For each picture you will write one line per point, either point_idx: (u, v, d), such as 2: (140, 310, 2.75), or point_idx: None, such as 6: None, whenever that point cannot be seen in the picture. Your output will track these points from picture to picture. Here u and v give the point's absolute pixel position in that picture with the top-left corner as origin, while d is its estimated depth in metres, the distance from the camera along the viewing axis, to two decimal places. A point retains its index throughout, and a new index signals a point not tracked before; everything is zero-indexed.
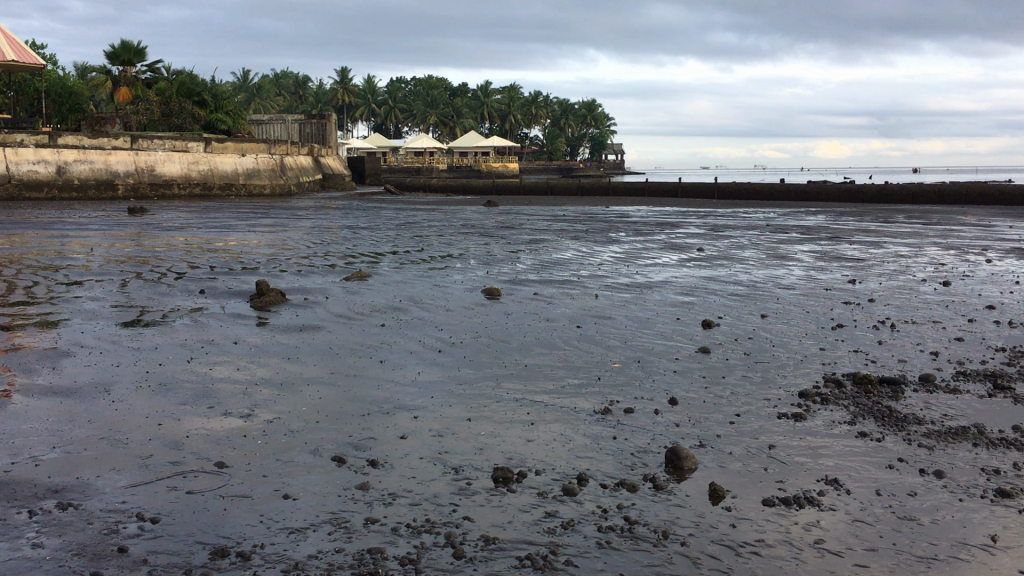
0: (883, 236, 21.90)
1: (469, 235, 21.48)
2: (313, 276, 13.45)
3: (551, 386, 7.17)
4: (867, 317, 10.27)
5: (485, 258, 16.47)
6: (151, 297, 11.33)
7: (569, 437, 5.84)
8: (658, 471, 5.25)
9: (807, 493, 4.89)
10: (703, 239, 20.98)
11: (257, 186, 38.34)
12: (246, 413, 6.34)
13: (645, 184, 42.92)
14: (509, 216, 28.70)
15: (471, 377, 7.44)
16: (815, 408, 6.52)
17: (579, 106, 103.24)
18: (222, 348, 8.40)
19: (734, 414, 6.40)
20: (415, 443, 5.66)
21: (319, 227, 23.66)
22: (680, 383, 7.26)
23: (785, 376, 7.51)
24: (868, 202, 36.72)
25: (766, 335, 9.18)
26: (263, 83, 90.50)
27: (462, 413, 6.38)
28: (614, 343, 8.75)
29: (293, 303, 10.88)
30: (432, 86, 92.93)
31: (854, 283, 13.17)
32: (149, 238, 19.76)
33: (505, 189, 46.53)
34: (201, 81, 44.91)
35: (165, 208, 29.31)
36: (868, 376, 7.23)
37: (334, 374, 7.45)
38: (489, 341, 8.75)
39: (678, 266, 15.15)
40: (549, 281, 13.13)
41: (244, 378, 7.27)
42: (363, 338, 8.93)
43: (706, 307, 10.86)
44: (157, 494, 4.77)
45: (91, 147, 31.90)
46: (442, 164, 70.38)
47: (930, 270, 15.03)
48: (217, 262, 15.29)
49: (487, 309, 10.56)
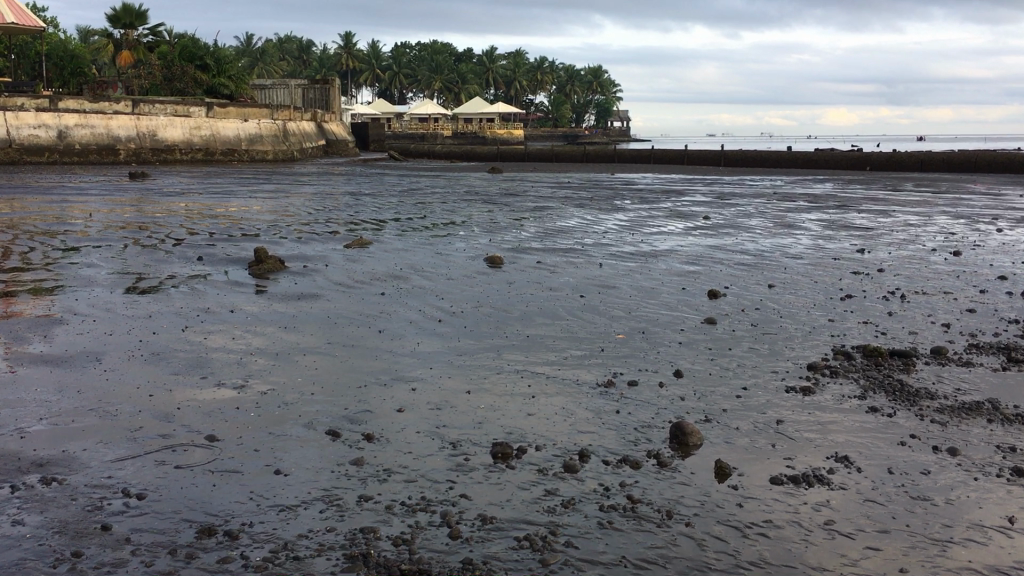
0: (892, 205, 21.65)
1: (472, 203, 21.23)
2: (313, 243, 13.25)
3: (553, 358, 7.01)
4: (877, 288, 10.05)
5: (489, 225, 16.30)
6: (148, 264, 11.15)
7: (570, 411, 5.68)
8: (662, 446, 5.09)
9: (817, 471, 4.72)
10: (709, 207, 20.73)
11: (259, 151, 38.00)
12: (239, 384, 6.18)
13: (651, 151, 42.54)
14: (513, 183, 28.43)
15: (471, 347, 7.28)
16: (823, 381, 6.36)
17: (585, 73, 102.59)
18: (218, 316, 8.24)
19: (741, 388, 6.23)
20: (413, 417, 5.50)
21: (321, 194, 23.42)
22: (686, 355, 7.09)
23: (794, 349, 7.33)
24: (877, 170, 36.36)
25: (773, 305, 9.00)
26: (266, 48, 89.87)
27: (461, 385, 6.22)
28: (618, 313, 8.58)
29: (292, 271, 10.72)
30: (435, 51, 92.21)
31: (863, 252, 12.96)
32: (149, 203, 19.56)
33: (509, 156, 46.18)
34: (203, 45, 44.49)
35: (166, 173, 29.11)
36: (879, 348, 7.05)
37: (331, 344, 7.28)
38: (491, 311, 8.58)
39: (684, 235, 14.96)
40: (553, 249, 12.92)
41: (239, 348, 7.11)
42: (362, 306, 8.77)
43: (713, 277, 10.64)
44: (145, 468, 4.62)
45: (92, 111, 31.62)
46: (447, 130, 69.98)
47: (940, 239, 14.81)
48: (217, 228, 15.14)
49: (489, 278, 10.36)
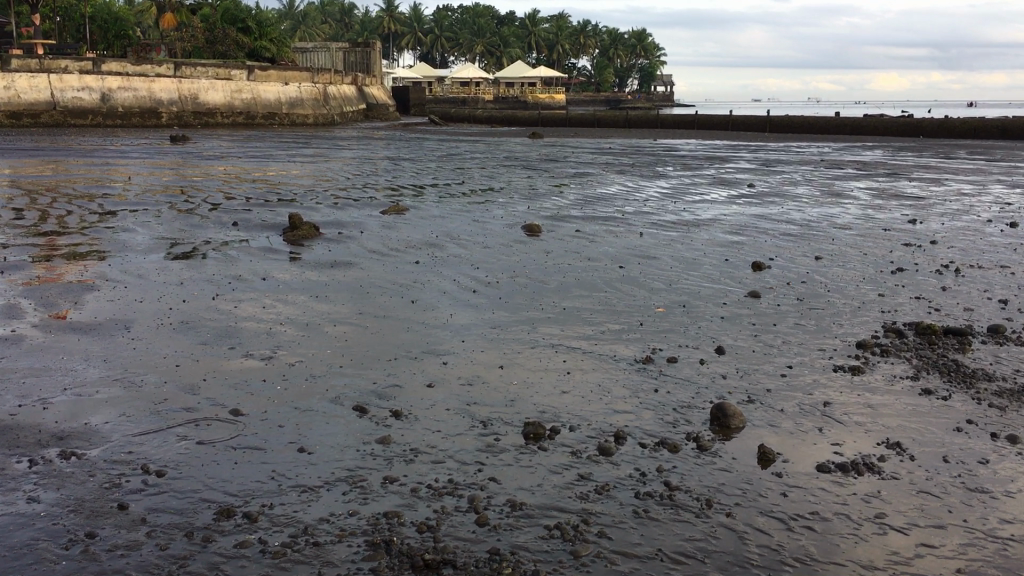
0: (944, 174, 20.99)
1: (512, 169, 20.92)
2: (350, 209, 13.10)
3: (590, 331, 6.78)
4: (930, 261, 9.64)
5: (528, 192, 16.04)
6: (183, 229, 11.07)
7: (607, 389, 5.47)
8: (702, 428, 4.87)
9: (867, 458, 4.47)
10: (754, 174, 20.23)
11: (300, 115, 37.91)
12: (268, 355, 6.05)
13: (695, 116, 41.77)
14: (554, 149, 28.01)
15: (506, 319, 7.08)
16: (873, 361, 6.07)
17: (628, 36, 101.09)
18: (249, 284, 8.12)
19: (786, 366, 5.96)
20: (443, 393, 5.32)
21: (361, 158, 23.26)
22: (728, 330, 6.82)
23: (842, 325, 7.01)
24: (928, 137, 35.34)
25: (820, 279, 8.66)
26: (308, 11, 89.70)
27: (494, 360, 6.04)
28: (658, 286, 8.30)
29: (326, 237, 10.57)
30: (478, 15, 91.37)
31: (915, 223, 12.51)
32: (188, 167, 19.52)
33: (551, 121, 45.66)
34: (246, 7, 44.34)
35: (207, 137, 29.16)
36: (932, 326, 6.72)
37: (362, 315, 7.12)
38: (527, 281, 8.36)
39: (727, 203, 14.58)
40: (593, 217, 12.62)
41: (269, 318, 6.98)
42: (396, 275, 8.60)
43: (757, 248, 10.30)
44: (166, 444, 4.50)
45: (135, 73, 31.71)
46: (488, 94, 69.38)
47: (995, 210, 14.26)
48: (254, 193, 15.05)
49: (526, 247, 10.12)
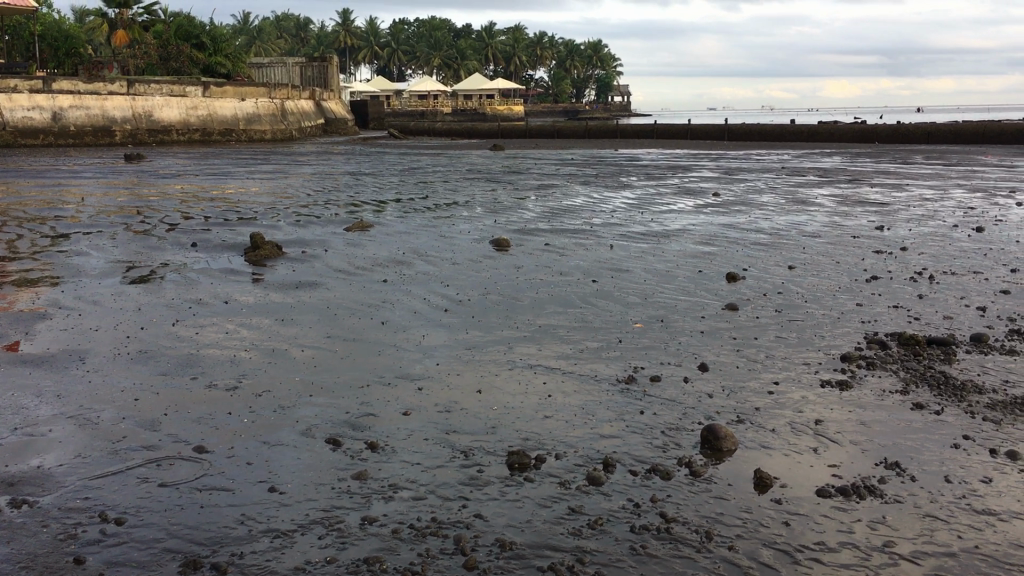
0: (904, 179, 21.12)
1: (475, 181, 20.69)
2: (313, 227, 12.78)
3: (568, 351, 6.56)
4: (903, 268, 9.57)
5: (492, 205, 15.83)
6: (140, 251, 10.70)
7: (591, 412, 5.25)
8: (693, 452, 4.66)
9: (867, 481, 4.30)
10: (717, 183, 20.20)
11: (258, 131, 37.41)
12: (233, 385, 5.74)
13: (654, 126, 41.87)
14: (516, 161, 27.82)
15: (480, 340, 6.83)
16: (860, 374, 5.92)
17: (585, 47, 101.58)
18: (210, 309, 7.79)
19: (772, 382, 5.78)
20: (420, 421, 5.07)
21: (321, 174, 22.89)
22: (710, 346, 6.63)
23: (824, 337, 6.86)
24: (884, 143, 35.68)
25: (796, 289, 8.53)
26: (263, 27, 88.96)
27: (471, 384, 5.79)
28: (633, 300, 8.11)
29: (290, 257, 10.25)
30: (435, 28, 91.17)
31: (883, 230, 12.47)
32: (144, 186, 19.06)
33: (511, 132, 45.53)
34: (199, 23, 43.72)
35: (163, 155, 28.60)
36: (915, 336, 6.59)
37: (331, 339, 6.84)
38: (499, 299, 8.12)
39: (695, 213, 14.48)
40: (561, 230, 12.42)
41: (233, 344, 6.67)
42: (364, 295, 8.32)
43: (729, 258, 10.16)
44: (126, 488, 4.20)
45: (87, 92, 31.06)
46: (447, 107, 69.17)
47: (959, 214, 14.30)
48: (212, 211, 14.65)
49: (496, 263, 9.89)
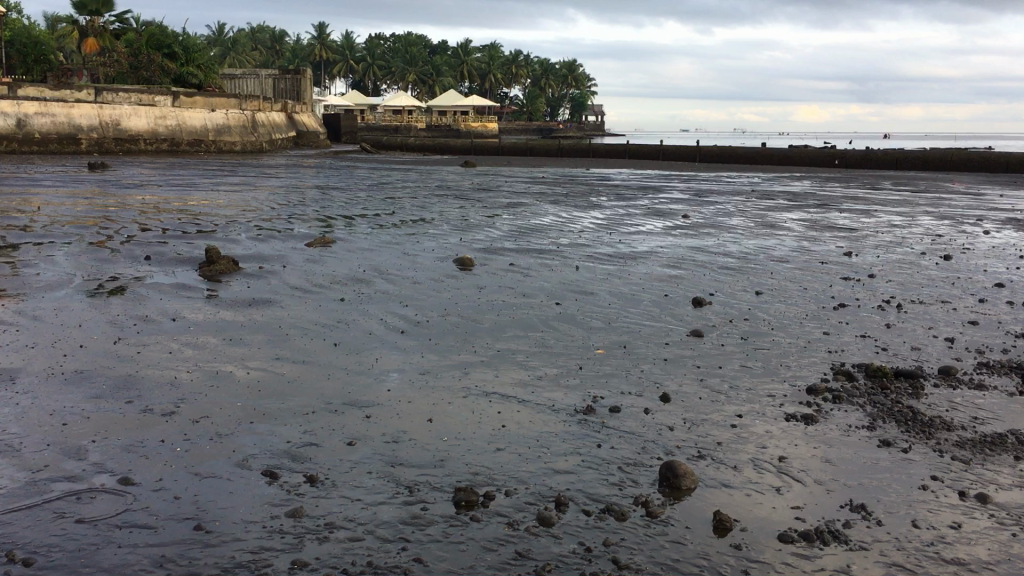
0: (872, 204, 21.18)
1: (443, 198, 20.46)
2: (273, 241, 12.47)
3: (526, 377, 6.31)
4: (871, 296, 9.44)
5: (460, 222, 15.62)
6: (91, 263, 10.35)
7: (546, 445, 5.00)
8: (651, 490, 4.42)
9: (831, 525, 4.10)
10: (687, 205, 20.10)
11: (227, 143, 36.94)
12: (170, 410, 5.42)
13: (626, 145, 41.90)
14: (487, 178, 27.61)
15: (436, 364, 6.57)
16: (826, 408, 5.73)
17: (560, 66, 102.05)
18: (156, 326, 7.47)
19: (735, 416, 5.56)
20: (365, 453, 4.80)
21: (288, 187, 22.55)
22: (672, 374, 6.42)
23: (790, 367, 6.67)
24: (854, 168, 35.93)
25: (763, 316, 8.37)
26: (238, 38, 88.57)
27: (422, 411, 5.53)
28: (597, 324, 7.89)
29: (246, 273, 9.96)
30: (410, 43, 91.06)
31: (851, 256, 12.39)
32: (104, 195, 18.62)
33: (483, 149, 45.39)
34: (172, 32, 42.86)
35: (128, 164, 28.13)
36: (882, 368, 6.42)
37: (280, 361, 6.54)
38: (459, 321, 7.87)
39: (664, 235, 14.36)
40: (527, 249, 12.20)
41: (176, 365, 6.36)
42: (319, 314, 8.03)
43: (696, 282, 9.98)
44: (40, 523, 3.90)
45: (53, 99, 30.55)
46: (421, 122, 68.96)
47: (928, 242, 14.27)
48: (172, 223, 14.33)
49: (458, 282, 9.64)
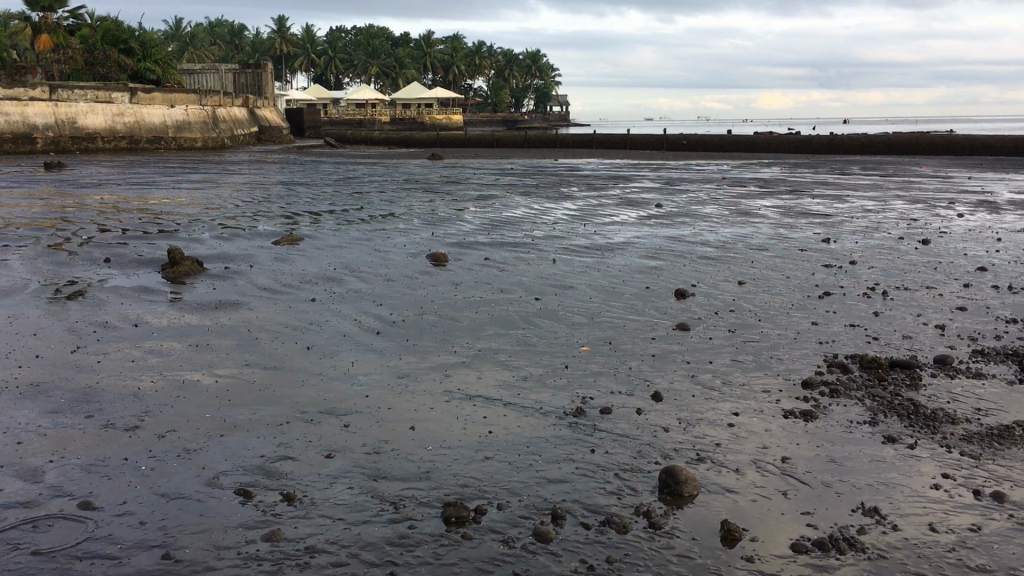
0: (843, 190, 21.09)
1: (411, 192, 20.10)
2: (238, 240, 12.07)
3: (510, 378, 6.03)
4: (855, 284, 9.26)
5: (430, 216, 15.29)
6: (47, 267, 9.90)
7: (537, 451, 4.73)
8: (651, 498, 4.17)
9: (845, 531, 3.86)
10: (659, 194, 19.89)
11: (188, 139, 36.23)
12: (133, 424, 5.07)
13: (593, 135, 41.68)
14: (455, 170, 27.21)
15: (415, 366, 6.27)
16: (824, 403, 5.51)
17: (524, 57, 101.67)
18: (117, 333, 7.08)
19: (732, 414, 5.33)
20: (346, 465, 4.50)
21: (252, 184, 22.05)
22: (661, 371, 6.17)
23: (782, 361, 6.44)
24: (820, 153, 35.98)
25: (748, 307, 8.15)
26: (196, 33, 87.25)
27: (404, 418, 5.23)
28: (579, 320, 7.62)
29: (211, 274, 9.57)
30: (372, 36, 90.03)
31: (830, 242, 12.22)
32: (60, 196, 18.06)
33: (449, 141, 44.98)
34: (128, 27, 42.21)
35: (85, 163, 27.44)
36: (877, 359, 6.23)
37: (250, 367, 6.20)
38: (436, 320, 7.57)
39: (638, 225, 14.12)
40: (501, 243, 11.90)
41: (138, 375, 5.99)
42: (290, 316, 7.69)
43: (676, 273, 9.75)
44: None
45: (6, 98, 29.75)
46: (385, 116, 68.24)
47: (903, 227, 14.16)
48: (131, 224, 13.87)
49: (432, 279, 9.33)
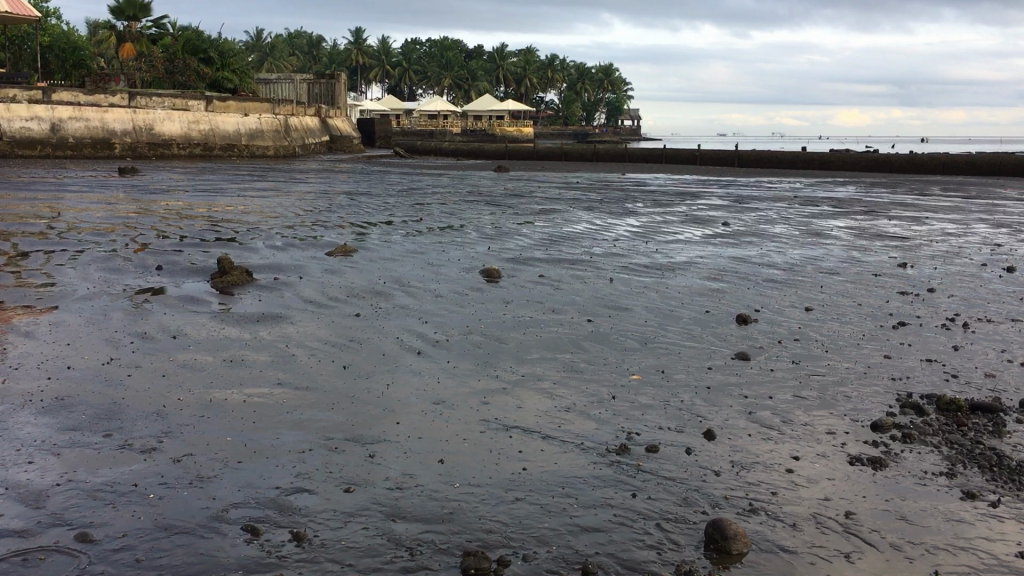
0: (922, 211, 20.24)
1: (474, 205, 19.89)
2: (293, 250, 11.93)
3: (553, 408, 5.64)
4: (933, 313, 8.65)
5: (490, 230, 15.02)
6: (99, 274, 9.84)
7: (574, 493, 4.34)
8: (694, 554, 3.75)
9: None
10: (727, 211, 19.31)
11: (260, 147, 36.64)
12: (151, 446, 4.82)
13: (663, 150, 41.08)
14: (520, 183, 27.01)
15: (454, 391, 5.93)
16: (896, 450, 5.02)
17: (596, 71, 101.41)
18: (153, 345, 6.88)
19: (792, 458, 4.86)
20: (366, 501, 4.17)
21: (316, 193, 22.08)
22: (716, 407, 5.71)
23: (850, 399, 5.93)
24: (898, 172, 34.82)
25: (814, 336, 7.63)
26: (276, 44, 89.12)
27: (435, 450, 4.89)
28: (632, 345, 7.20)
29: (259, 285, 9.39)
30: (446, 48, 90.60)
31: (906, 267, 11.56)
32: (128, 202, 18.21)
33: (518, 153, 44.82)
34: (207, 37, 43.16)
35: (158, 168, 27.84)
36: (956, 401, 5.69)
37: (281, 387, 5.92)
38: (483, 340, 7.23)
39: (703, 243, 13.64)
40: (558, 259, 11.52)
41: (165, 392, 5.75)
42: (332, 332, 7.42)
43: (739, 297, 9.26)
44: None
45: (88, 104, 30.44)
46: (456, 128, 68.54)
47: (987, 252, 13.39)
48: (191, 231, 13.85)
49: (483, 296, 9.00)
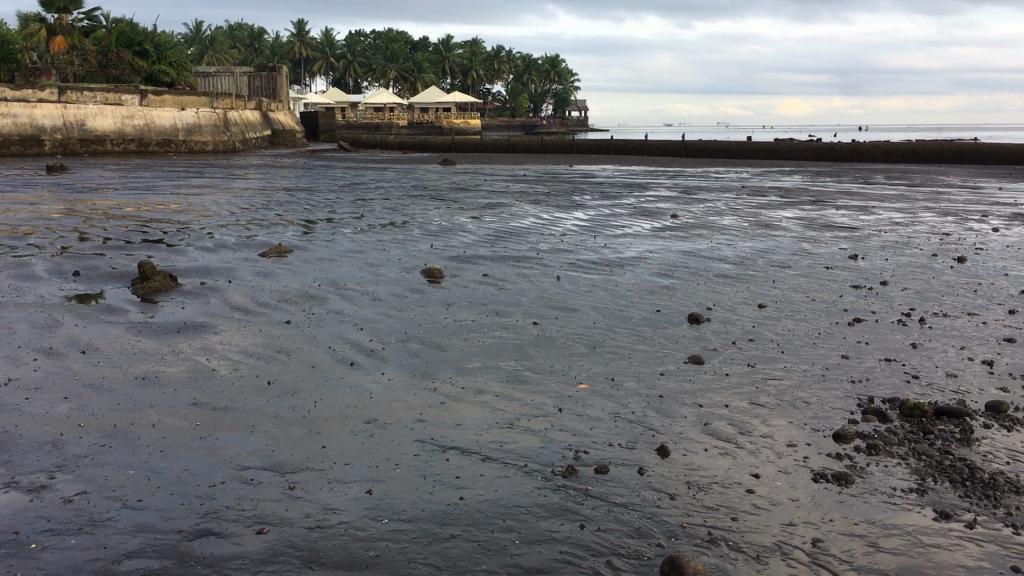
0: (869, 200, 20.22)
1: (418, 199, 19.38)
2: (224, 251, 11.33)
3: (495, 424, 5.20)
4: (888, 308, 8.39)
5: (434, 226, 14.55)
6: (10, 281, 9.16)
7: (517, 526, 3.91)
8: None
9: None
10: (675, 203, 19.07)
11: (198, 143, 35.56)
12: (40, 483, 4.27)
13: (610, 141, 40.87)
14: (466, 176, 26.54)
15: (386, 407, 5.46)
16: (863, 463, 4.68)
17: (543, 62, 101.12)
18: (59, 362, 6.29)
19: (752, 476, 4.49)
20: (280, 544, 3.70)
21: (255, 190, 21.32)
22: (670, 419, 5.31)
23: (809, 405, 5.58)
24: (842, 160, 35.01)
25: (769, 335, 7.30)
26: (215, 37, 87.04)
27: (362, 478, 4.41)
28: (580, 350, 6.79)
29: (184, 290, 8.81)
30: (390, 40, 89.52)
31: (858, 259, 11.35)
32: (54, 202, 17.30)
33: (465, 146, 44.28)
34: (142, 29, 41.69)
35: (90, 166, 26.76)
36: (920, 406, 5.37)
37: (196, 407, 5.39)
38: (421, 348, 6.77)
39: (652, 237, 13.31)
40: (503, 257, 11.08)
41: (63, 418, 5.18)
42: (258, 343, 6.89)
43: (690, 294, 8.91)
44: None
45: (14, 99, 29.18)
46: (402, 120, 67.66)
47: (936, 241, 13.28)
48: (117, 232, 13.13)
49: (423, 298, 8.54)
